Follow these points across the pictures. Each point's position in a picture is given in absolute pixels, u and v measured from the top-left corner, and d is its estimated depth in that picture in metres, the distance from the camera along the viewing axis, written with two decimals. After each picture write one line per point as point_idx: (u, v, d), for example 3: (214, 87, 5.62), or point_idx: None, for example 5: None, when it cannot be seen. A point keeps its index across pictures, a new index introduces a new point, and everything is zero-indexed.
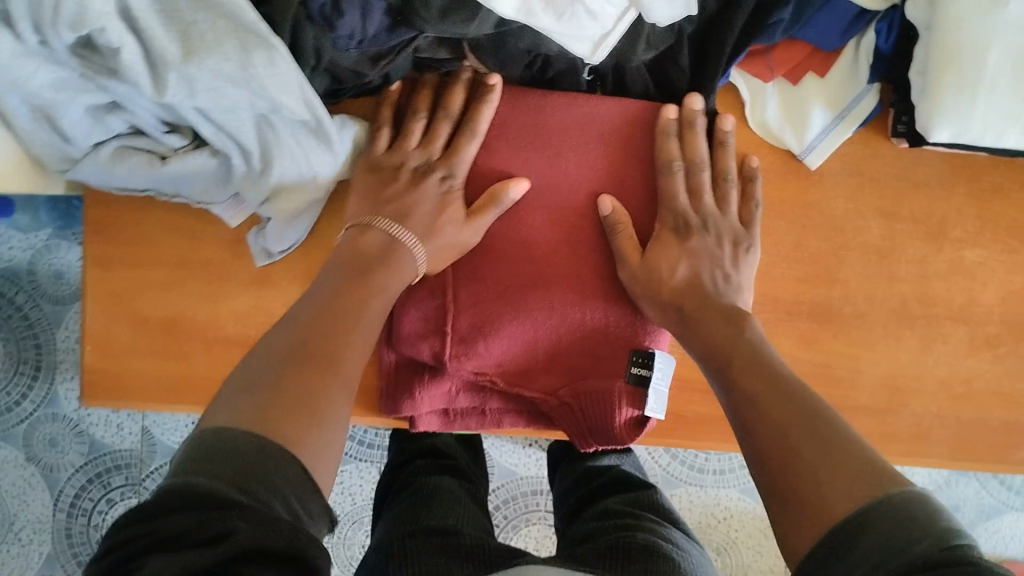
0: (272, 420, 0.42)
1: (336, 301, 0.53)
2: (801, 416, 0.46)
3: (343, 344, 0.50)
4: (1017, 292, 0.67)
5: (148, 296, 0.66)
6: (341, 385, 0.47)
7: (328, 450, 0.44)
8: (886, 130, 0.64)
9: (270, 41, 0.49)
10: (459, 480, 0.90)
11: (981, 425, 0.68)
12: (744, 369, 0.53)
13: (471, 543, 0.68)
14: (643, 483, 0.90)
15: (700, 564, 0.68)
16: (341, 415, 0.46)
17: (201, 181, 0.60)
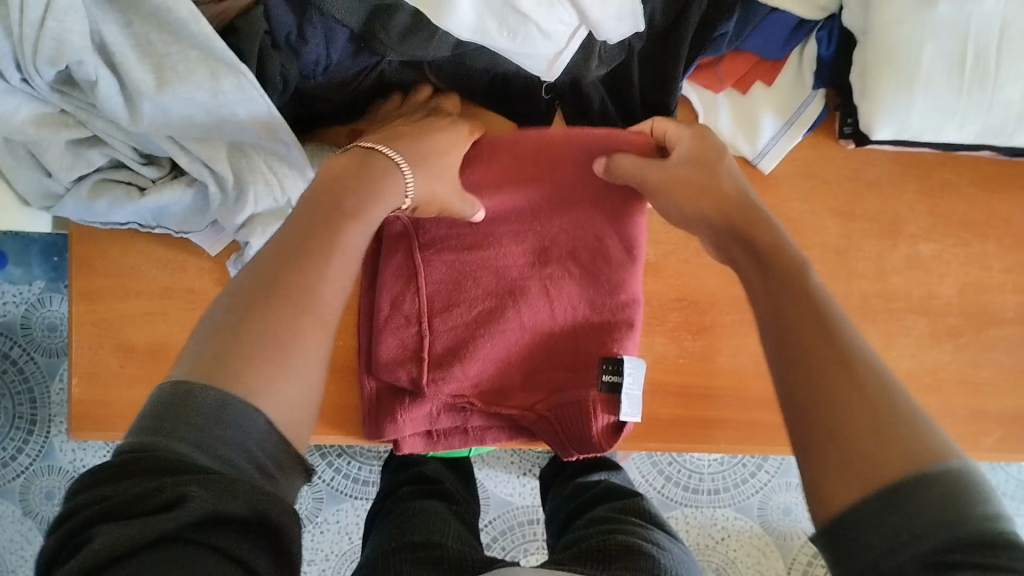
0: (234, 369, 0.39)
1: (306, 234, 0.45)
2: (856, 365, 0.39)
3: (316, 275, 0.43)
4: (974, 282, 0.69)
5: (134, 328, 0.68)
6: (317, 324, 0.42)
7: (298, 394, 0.40)
8: (835, 133, 0.67)
9: (238, 69, 0.52)
10: (448, 502, 0.92)
11: (950, 413, 0.70)
12: (800, 294, 0.43)
13: (456, 554, 0.71)
14: (632, 493, 0.91)
15: (682, 563, 0.72)
16: (319, 358, 0.42)
17: (180, 211, 0.63)
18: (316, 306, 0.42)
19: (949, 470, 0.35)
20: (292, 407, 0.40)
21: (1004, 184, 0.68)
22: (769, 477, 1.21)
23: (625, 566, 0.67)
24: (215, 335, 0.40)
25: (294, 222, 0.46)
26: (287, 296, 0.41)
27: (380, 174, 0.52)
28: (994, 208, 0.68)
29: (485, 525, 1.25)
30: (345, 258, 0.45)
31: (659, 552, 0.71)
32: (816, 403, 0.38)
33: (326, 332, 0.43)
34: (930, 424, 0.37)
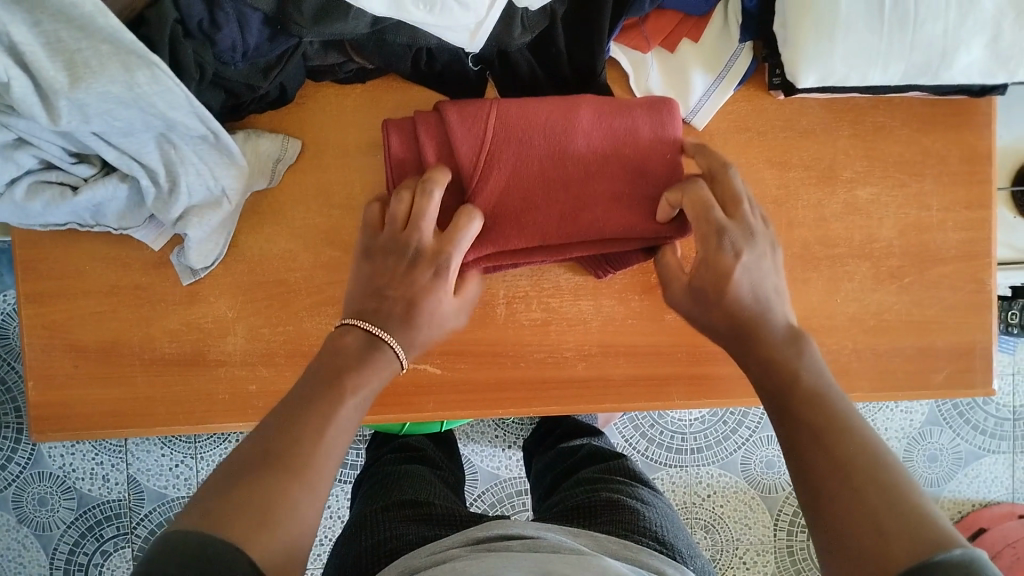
0: (233, 526, 0.41)
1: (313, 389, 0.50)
2: (855, 469, 0.42)
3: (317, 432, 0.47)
4: (914, 223, 0.70)
5: (86, 327, 0.69)
6: (313, 489, 0.44)
7: (290, 533, 0.42)
8: (766, 85, 0.67)
9: (148, 60, 0.52)
10: (429, 466, 0.94)
11: (898, 354, 0.71)
12: (811, 417, 0.46)
13: (443, 513, 0.75)
14: (617, 454, 0.92)
15: (665, 515, 0.73)
16: (313, 512, 0.44)
17: (117, 208, 0.63)
18: (313, 465, 0.45)
19: (953, 556, 0.36)
20: (280, 560, 0.41)
21: (939, 122, 0.69)
22: (751, 433, 1.21)
23: (613, 520, 0.68)
24: (207, 502, 0.42)
25: (296, 396, 0.49)
26: (296, 451, 0.45)
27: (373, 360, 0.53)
28: (929, 144, 0.69)
29: (475, 498, 1.26)
30: (348, 411, 0.49)
31: (646, 507, 0.72)
32: (839, 499, 0.42)
33: (318, 491, 0.45)
34: (928, 512, 0.39)
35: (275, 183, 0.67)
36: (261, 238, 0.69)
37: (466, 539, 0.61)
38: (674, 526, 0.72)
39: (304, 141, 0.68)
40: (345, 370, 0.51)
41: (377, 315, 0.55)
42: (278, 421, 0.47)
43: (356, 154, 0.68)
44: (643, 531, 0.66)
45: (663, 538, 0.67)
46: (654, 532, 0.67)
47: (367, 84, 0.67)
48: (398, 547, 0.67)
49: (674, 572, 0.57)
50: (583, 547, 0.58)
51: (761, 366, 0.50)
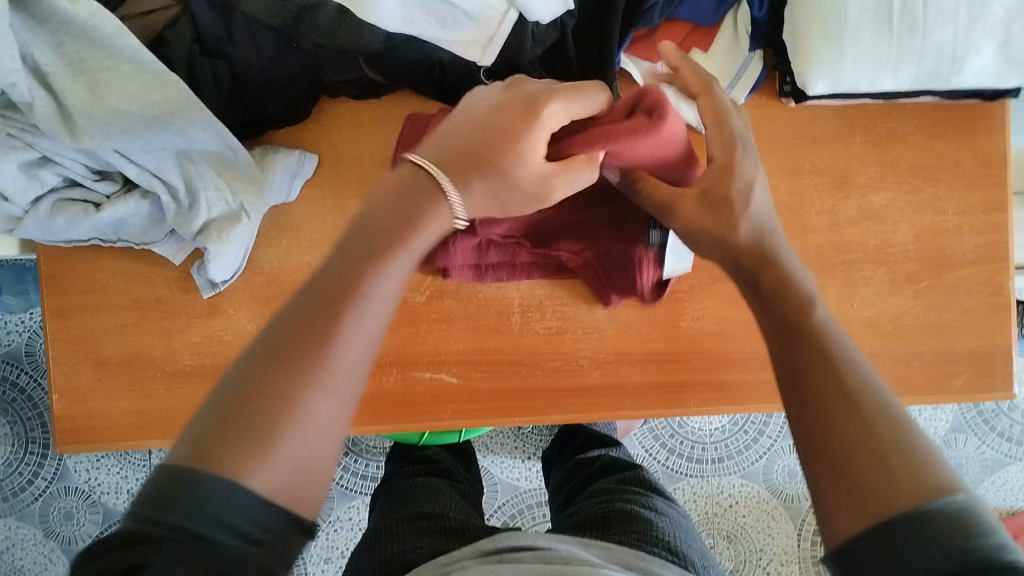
0: (229, 453, 0.36)
1: (358, 246, 0.42)
2: (858, 394, 0.39)
3: (338, 334, 0.38)
4: (930, 228, 0.69)
5: (109, 340, 0.70)
6: (330, 398, 0.38)
7: (298, 459, 0.37)
8: (776, 93, 0.68)
9: (166, 76, 0.54)
10: (448, 480, 0.94)
11: (917, 359, 0.71)
12: (814, 358, 0.41)
13: (456, 525, 0.76)
14: (633, 465, 0.92)
15: (678, 525, 0.73)
16: (340, 420, 0.38)
17: (138, 224, 0.65)
18: (331, 367, 0.38)
19: (950, 506, 0.35)
20: (289, 481, 0.37)
21: (952, 126, 0.68)
22: (772, 442, 1.21)
23: (625, 530, 0.68)
24: (202, 425, 0.37)
25: (303, 293, 0.40)
26: (312, 348, 0.38)
27: (426, 204, 0.45)
28: (942, 149, 0.69)
29: (495, 510, 1.26)
30: (374, 305, 0.40)
31: (661, 517, 0.73)
32: (834, 429, 0.38)
33: (340, 397, 0.38)
34: (931, 459, 0.37)
35: (292, 199, 0.69)
36: (279, 251, 0.70)
37: (478, 550, 0.61)
38: (687, 536, 0.72)
39: (321, 155, 0.69)
40: (386, 234, 0.43)
41: (450, 159, 0.46)
42: (300, 311, 0.39)
43: (372, 167, 0.70)
44: (655, 541, 0.66)
45: (674, 547, 0.67)
46: (666, 542, 0.67)
47: (382, 99, 0.68)
48: (414, 559, 0.68)
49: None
50: (593, 557, 0.58)
51: (766, 302, 0.46)
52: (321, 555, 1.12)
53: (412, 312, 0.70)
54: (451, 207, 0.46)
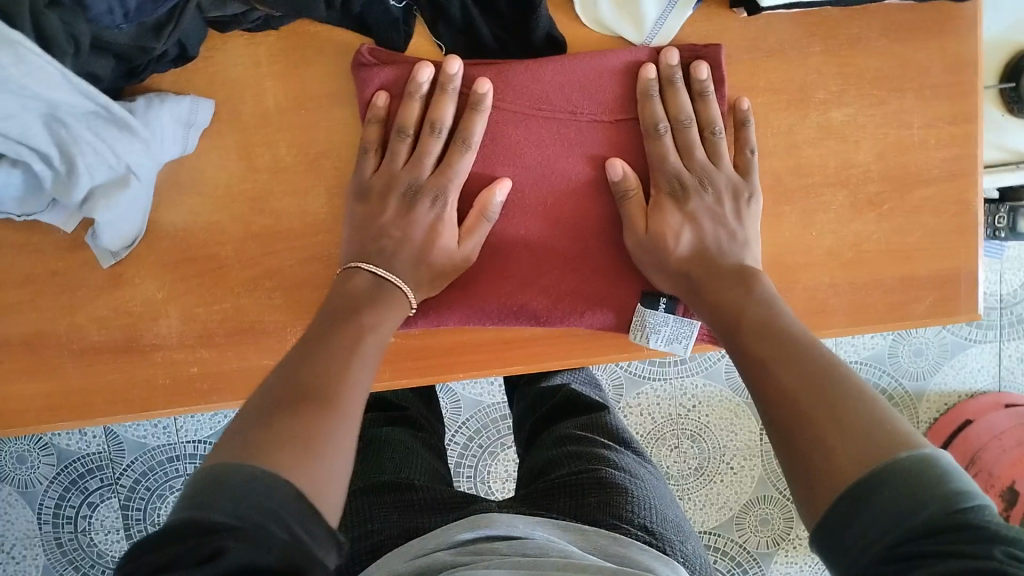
0: (279, 456, 0.40)
1: (323, 354, 0.49)
2: (821, 377, 0.43)
3: (341, 374, 0.47)
4: (894, 144, 0.64)
5: (4, 319, 0.63)
6: (349, 395, 0.47)
7: (343, 450, 0.43)
8: (727, 1, 0.60)
9: (11, 36, 0.45)
10: (411, 430, 0.89)
11: (879, 286, 0.66)
12: (779, 340, 0.48)
13: (427, 493, 0.68)
14: (596, 406, 0.89)
15: (653, 492, 0.69)
16: (350, 437, 0.44)
17: (13, 193, 0.57)
18: (336, 408, 0.45)
19: (910, 459, 0.38)
20: (318, 483, 0.40)
21: (919, 29, 0.62)
22: None
23: (601, 503, 0.63)
24: (252, 430, 0.41)
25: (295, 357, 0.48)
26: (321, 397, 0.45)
27: (383, 292, 0.58)
28: (908, 54, 0.62)
29: (459, 426, 1.24)
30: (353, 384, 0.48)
31: (634, 480, 0.69)
32: (811, 413, 0.42)
33: (348, 425, 0.45)
34: (887, 414, 0.41)
35: (190, 150, 0.61)
36: (182, 211, 0.62)
37: (451, 540, 0.53)
38: (661, 504, 0.67)
39: (217, 101, 0.61)
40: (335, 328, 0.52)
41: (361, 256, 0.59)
42: (282, 388, 0.45)
43: (277, 111, 0.62)
44: (631, 520, 0.61)
45: (650, 525, 0.62)
46: (642, 520, 0.62)
47: (282, 30, 0.60)
48: (380, 541, 0.61)
49: (667, 572, 0.52)
50: (575, 550, 0.52)
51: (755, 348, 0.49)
52: None
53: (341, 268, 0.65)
54: (404, 298, 0.59)
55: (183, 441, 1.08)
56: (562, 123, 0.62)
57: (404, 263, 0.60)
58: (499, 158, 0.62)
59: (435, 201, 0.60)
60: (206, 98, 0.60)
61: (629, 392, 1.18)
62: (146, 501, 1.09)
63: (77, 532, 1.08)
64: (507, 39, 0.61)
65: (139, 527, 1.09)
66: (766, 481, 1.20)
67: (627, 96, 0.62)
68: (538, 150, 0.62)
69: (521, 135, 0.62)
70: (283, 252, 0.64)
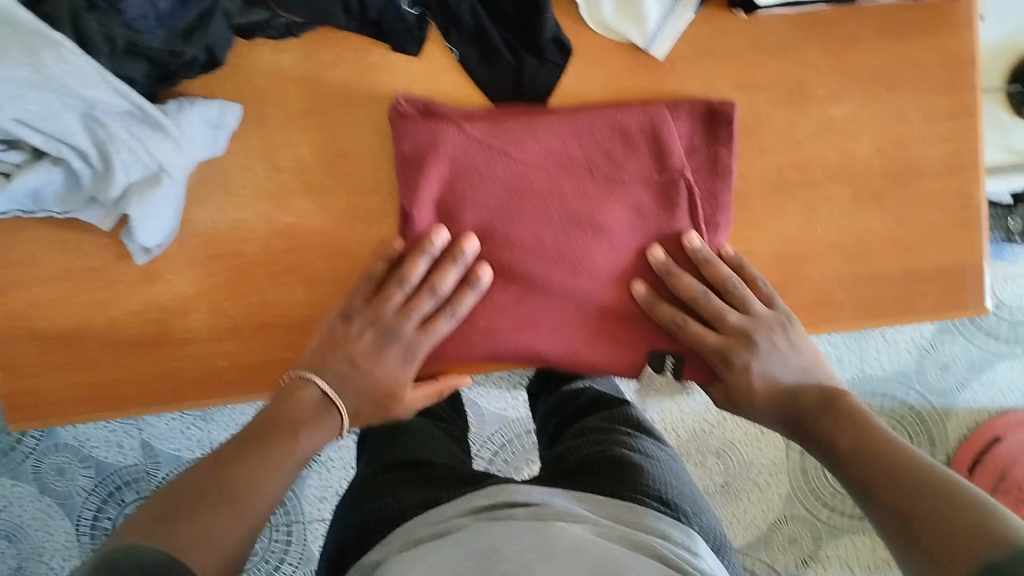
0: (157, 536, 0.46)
1: (236, 457, 0.55)
2: (928, 491, 0.46)
3: (245, 474, 0.54)
4: (894, 139, 0.66)
5: (44, 314, 0.67)
6: (246, 501, 0.52)
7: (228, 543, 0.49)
8: (726, 3, 0.63)
9: (51, 36, 0.51)
10: (434, 421, 0.92)
11: (883, 279, 0.67)
12: (884, 467, 0.50)
13: (446, 472, 0.71)
14: (617, 401, 0.91)
15: (669, 471, 0.71)
16: (240, 533, 0.50)
17: (54, 190, 0.61)
18: (229, 504, 0.51)
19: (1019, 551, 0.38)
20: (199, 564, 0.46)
21: (914, 27, 0.64)
22: None
23: (615, 479, 0.65)
24: (145, 523, 0.47)
25: (218, 456, 0.55)
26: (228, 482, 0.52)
27: (321, 409, 0.62)
28: (904, 52, 0.64)
29: (485, 441, 1.25)
30: (257, 488, 0.54)
31: (651, 460, 0.71)
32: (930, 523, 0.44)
33: (241, 517, 0.51)
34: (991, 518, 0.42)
35: (219, 154, 0.65)
36: (211, 209, 0.66)
37: (469, 507, 0.56)
38: (678, 482, 0.69)
39: (244, 105, 0.64)
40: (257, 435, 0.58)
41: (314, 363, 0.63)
42: (190, 488, 0.51)
43: (300, 114, 0.65)
44: (646, 492, 0.63)
45: (665, 497, 0.64)
46: (659, 493, 0.64)
47: (304, 37, 0.64)
48: (398, 511, 0.63)
49: (680, 535, 0.54)
50: (590, 516, 0.54)
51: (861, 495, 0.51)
52: (316, 493, 1.10)
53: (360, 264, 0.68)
54: (340, 420, 0.63)
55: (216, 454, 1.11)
56: (579, 180, 0.65)
57: (357, 385, 0.64)
58: (516, 199, 0.65)
59: (405, 354, 0.65)
60: (235, 102, 0.64)
61: (653, 407, 1.16)
62: None
63: None
64: (517, 45, 0.63)
65: None
66: (794, 498, 1.17)
67: (655, 152, 0.65)
68: (557, 202, 0.65)
69: (543, 182, 0.65)
70: (305, 248, 0.67)
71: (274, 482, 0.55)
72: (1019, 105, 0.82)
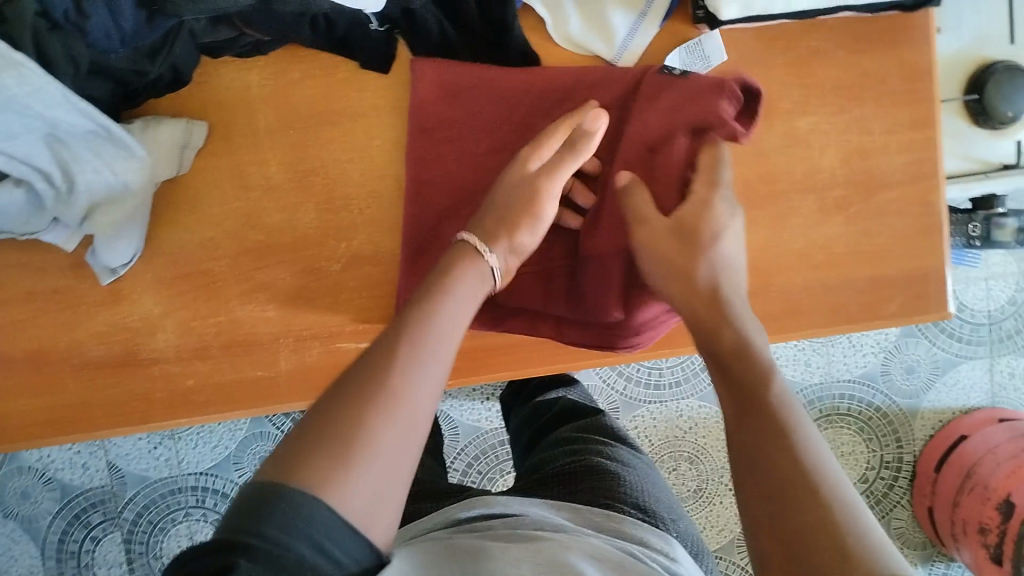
0: (313, 465, 0.39)
1: (404, 333, 0.47)
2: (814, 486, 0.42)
3: (411, 371, 0.44)
4: (857, 149, 0.67)
5: (8, 336, 0.66)
6: (422, 363, 0.45)
7: (391, 463, 0.41)
8: (690, 19, 0.64)
9: (14, 58, 0.49)
10: None
11: (850, 286, 0.68)
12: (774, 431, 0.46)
13: (421, 487, 0.71)
14: (591, 410, 0.91)
15: (645, 477, 0.71)
16: (411, 446, 0.42)
17: (17, 215, 0.59)
18: (402, 398, 0.43)
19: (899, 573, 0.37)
20: (368, 501, 0.39)
21: (875, 42, 0.65)
22: None
23: (591, 488, 0.65)
24: (321, 415, 0.42)
25: (376, 344, 0.46)
26: (368, 400, 0.42)
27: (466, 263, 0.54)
28: (865, 65, 0.66)
29: (458, 454, 1.24)
30: (423, 369, 0.45)
31: (625, 467, 0.71)
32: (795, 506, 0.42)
33: (403, 432, 0.42)
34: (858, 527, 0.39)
35: (185, 171, 0.64)
36: (178, 228, 0.65)
37: (448, 519, 0.56)
38: (653, 489, 0.69)
39: (210, 123, 0.64)
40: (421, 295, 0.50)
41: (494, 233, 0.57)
42: (346, 385, 0.43)
43: (268, 130, 0.65)
44: (623, 499, 0.63)
45: (643, 504, 0.64)
46: (636, 500, 0.64)
47: (270, 54, 0.64)
48: None
49: (659, 540, 0.54)
50: (567, 525, 0.54)
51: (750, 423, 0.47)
52: None
53: (329, 283, 0.67)
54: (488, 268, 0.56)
55: (184, 473, 1.10)
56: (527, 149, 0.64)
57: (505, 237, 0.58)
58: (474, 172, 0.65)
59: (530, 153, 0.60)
60: (200, 119, 0.64)
61: (626, 414, 1.18)
62: (147, 536, 1.10)
63: (79, 567, 1.10)
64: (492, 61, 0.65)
65: (140, 563, 1.10)
66: None
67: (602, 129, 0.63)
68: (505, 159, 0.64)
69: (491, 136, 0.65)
70: (275, 266, 0.66)
71: (445, 353, 0.47)
72: (976, 114, 0.84)
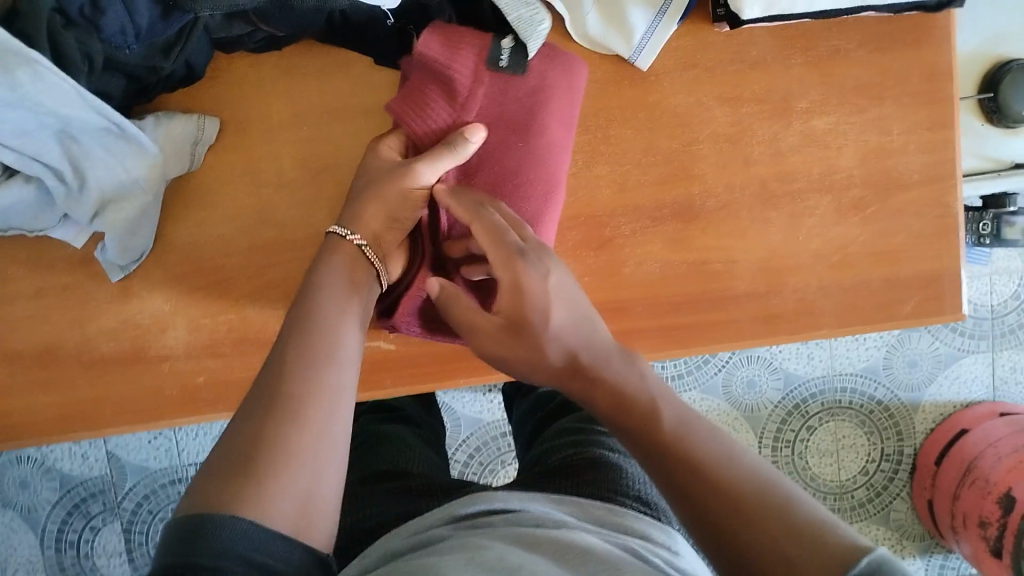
0: (233, 487, 0.39)
1: (307, 336, 0.47)
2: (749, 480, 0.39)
3: (323, 370, 0.46)
4: (875, 150, 0.66)
5: (16, 333, 0.65)
6: (335, 365, 0.47)
7: (314, 472, 0.42)
8: (709, 17, 0.63)
9: (28, 56, 0.47)
10: (410, 426, 0.91)
11: (866, 287, 0.68)
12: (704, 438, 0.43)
13: (425, 482, 0.70)
14: None
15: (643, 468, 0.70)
16: (334, 445, 0.44)
17: (26, 208, 0.59)
18: (312, 402, 0.44)
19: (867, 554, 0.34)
20: (295, 508, 0.40)
21: (895, 41, 0.65)
22: (729, 355, 1.17)
23: (593, 481, 0.64)
24: (236, 437, 0.42)
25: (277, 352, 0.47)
26: (279, 409, 0.43)
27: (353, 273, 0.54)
28: (885, 65, 0.65)
29: (459, 444, 1.24)
30: (338, 368, 0.47)
31: (628, 459, 0.71)
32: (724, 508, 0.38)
33: (325, 431, 0.44)
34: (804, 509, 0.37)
35: (196, 167, 0.63)
36: (189, 225, 0.65)
37: (447, 513, 0.54)
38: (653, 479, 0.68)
39: (221, 119, 0.63)
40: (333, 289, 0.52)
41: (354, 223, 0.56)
42: (257, 396, 0.44)
43: (280, 126, 0.64)
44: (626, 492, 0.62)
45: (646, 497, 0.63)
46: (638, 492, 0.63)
47: (283, 49, 0.62)
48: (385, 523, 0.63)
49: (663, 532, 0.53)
50: (570, 518, 0.53)
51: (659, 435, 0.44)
52: None
53: None
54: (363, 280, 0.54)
55: (184, 463, 1.09)
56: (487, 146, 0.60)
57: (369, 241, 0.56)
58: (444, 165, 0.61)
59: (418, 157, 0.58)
60: (211, 114, 0.63)
61: None
62: (148, 525, 1.10)
63: (79, 557, 1.09)
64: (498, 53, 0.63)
65: (140, 552, 1.10)
66: None
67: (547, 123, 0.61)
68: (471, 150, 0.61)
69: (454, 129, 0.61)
70: (287, 264, 0.66)
71: (354, 353, 0.49)
72: (989, 111, 0.83)
